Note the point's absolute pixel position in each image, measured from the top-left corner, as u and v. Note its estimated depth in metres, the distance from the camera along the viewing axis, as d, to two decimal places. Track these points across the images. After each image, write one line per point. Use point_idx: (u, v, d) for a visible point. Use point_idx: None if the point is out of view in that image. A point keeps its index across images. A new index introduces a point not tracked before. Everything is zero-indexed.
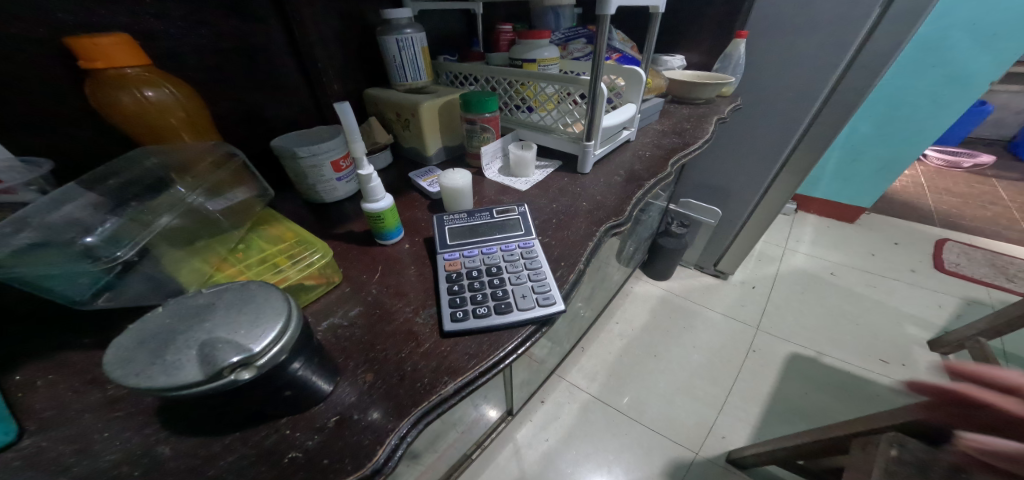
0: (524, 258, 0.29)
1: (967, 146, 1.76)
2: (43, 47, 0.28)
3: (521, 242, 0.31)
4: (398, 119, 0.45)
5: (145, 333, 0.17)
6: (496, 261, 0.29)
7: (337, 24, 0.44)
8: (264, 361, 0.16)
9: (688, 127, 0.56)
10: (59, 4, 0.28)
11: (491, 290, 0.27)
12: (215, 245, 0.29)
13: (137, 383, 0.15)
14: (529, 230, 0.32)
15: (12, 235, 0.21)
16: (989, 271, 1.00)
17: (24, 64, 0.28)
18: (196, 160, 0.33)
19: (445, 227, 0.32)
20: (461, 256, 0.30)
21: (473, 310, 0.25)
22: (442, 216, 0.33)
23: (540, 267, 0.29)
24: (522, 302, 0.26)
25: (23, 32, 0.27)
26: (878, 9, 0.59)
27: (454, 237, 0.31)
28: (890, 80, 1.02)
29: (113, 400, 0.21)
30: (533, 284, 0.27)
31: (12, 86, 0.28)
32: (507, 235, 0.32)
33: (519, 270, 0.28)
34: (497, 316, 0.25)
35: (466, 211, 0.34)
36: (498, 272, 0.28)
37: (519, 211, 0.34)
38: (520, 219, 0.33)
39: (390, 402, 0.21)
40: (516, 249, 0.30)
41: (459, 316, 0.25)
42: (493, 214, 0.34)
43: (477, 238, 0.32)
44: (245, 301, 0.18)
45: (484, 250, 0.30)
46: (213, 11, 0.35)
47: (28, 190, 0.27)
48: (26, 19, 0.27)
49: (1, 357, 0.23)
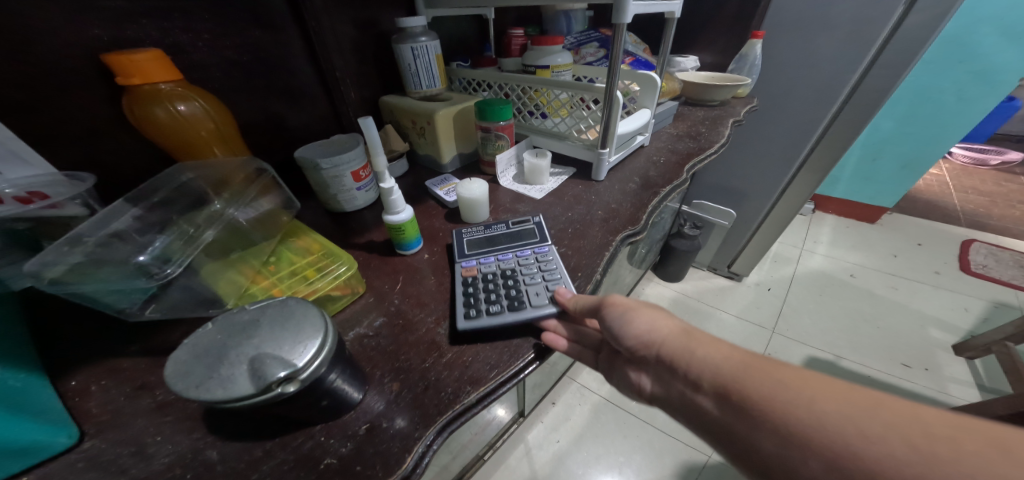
0: (538, 262, 0.30)
1: (994, 143, 1.71)
2: (81, 64, 0.30)
3: (536, 249, 0.32)
4: (414, 127, 0.46)
5: (199, 346, 0.18)
6: (511, 266, 0.30)
7: (353, 32, 0.45)
8: (306, 375, 0.17)
9: (703, 131, 0.55)
10: (95, 21, 0.29)
11: (506, 290, 0.28)
12: (248, 257, 0.30)
13: (197, 395, 0.16)
14: (543, 236, 0.33)
15: (71, 254, 0.23)
16: (1018, 273, 0.97)
17: (65, 81, 0.29)
18: (228, 175, 0.34)
19: (463, 239, 0.33)
20: (478, 263, 0.30)
21: (486, 308, 0.26)
22: (461, 230, 0.34)
23: (554, 268, 0.30)
24: (535, 299, 0.27)
25: (61, 50, 0.29)
26: (901, 8, 0.58)
27: (472, 247, 0.32)
28: (913, 79, 0.99)
29: (162, 405, 0.23)
30: (546, 282, 0.28)
31: (53, 102, 0.29)
32: (523, 242, 0.33)
33: (533, 273, 0.29)
34: (510, 313, 0.26)
35: (484, 223, 0.35)
36: (513, 275, 0.29)
37: (534, 221, 0.35)
38: (535, 227, 0.34)
39: (416, 410, 0.22)
40: (531, 254, 0.31)
41: (472, 314, 0.26)
42: (510, 226, 0.35)
43: (495, 245, 0.33)
44: (285, 318, 0.19)
45: (499, 257, 0.31)
46: (235, 24, 0.36)
47: (73, 204, 0.29)
48: (66, 36, 0.29)
49: (58, 363, 0.25)
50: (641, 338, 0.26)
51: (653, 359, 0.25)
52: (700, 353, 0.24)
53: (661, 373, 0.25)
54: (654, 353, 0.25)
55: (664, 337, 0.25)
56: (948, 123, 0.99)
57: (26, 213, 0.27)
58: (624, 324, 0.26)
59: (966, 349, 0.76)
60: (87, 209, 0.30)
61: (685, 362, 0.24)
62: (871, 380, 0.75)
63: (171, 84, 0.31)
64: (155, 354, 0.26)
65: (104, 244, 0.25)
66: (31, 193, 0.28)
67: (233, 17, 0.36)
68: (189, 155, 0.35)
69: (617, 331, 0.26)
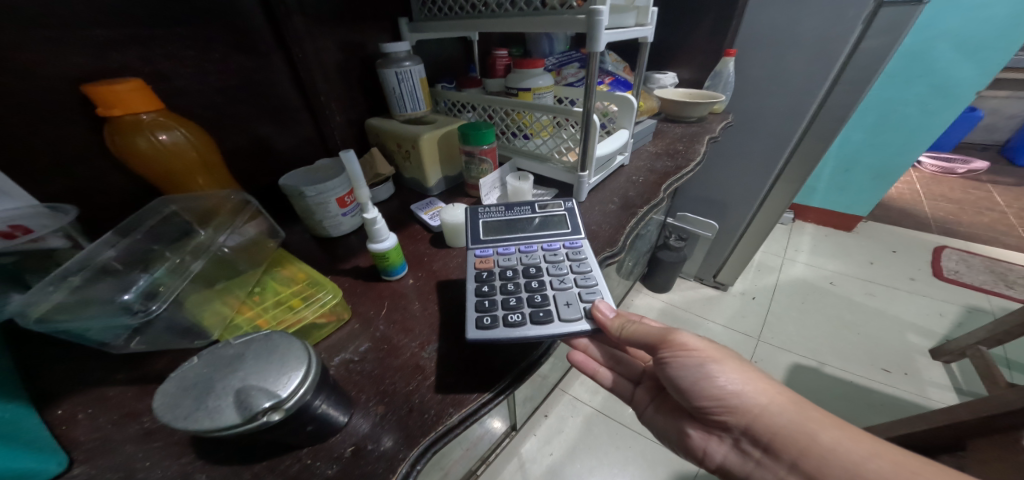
0: (571, 260, 0.33)
1: (961, 152, 1.79)
2: (65, 94, 0.31)
3: (569, 243, 0.35)
4: (399, 151, 0.47)
5: (186, 379, 0.19)
6: (537, 261, 0.33)
7: (338, 56, 0.47)
8: (291, 403, 0.18)
9: (681, 148, 0.58)
10: (77, 49, 0.31)
11: (528, 298, 0.29)
12: (234, 287, 0.31)
13: (185, 426, 0.17)
14: (576, 229, 0.36)
15: (53, 293, 0.24)
16: (988, 278, 1.01)
17: (48, 112, 0.30)
18: (217, 206, 0.35)
19: (479, 220, 0.36)
20: (496, 253, 0.34)
21: (506, 318, 0.28)
22: (477, 209, 0.37)
23: (590, 271, 0.32)
24: (566, 312, 0.29)
25: (45, 80, 0.30)
26: (858, 27, 0.64)
27: (489, 231, 0.36)
28: (878, 92, 1.04)
29: (150, 432, 0.24)
30: (581, 291, 0.30)
31: (36, 131, 0.30)
32: (556, 233, 0.36)
33: (565, 273, 0.32)
34: (533, 327, 0.27)
35: (504, 205, 0.38)
36: (539, 274, 0.32)
37: (565, 208, 0.38)
38: (566, 215, 0.37)
39: (401, 431, 0.23)
40: (562, 248, 0.34)
41: (485, 323, 0.27)
42: (535, 210, 0.38)
43: (516, 231, 0.36)
44: (272, 351, 0.20)
45: (522, 249, 0.34)
46: (218, 49, 0.38)
47: (55, 237, 0.30)
48: (49, 66, 0.30)
49: (44, 394, 0.26)
50: (725, 401, 0.30)
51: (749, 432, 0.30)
52: (828, 440, 0.28)
53: (751, 445, 0.30)
54: (742, 423, 0.30)
55: (761, 407, 0.30)
56: (914, 133, 1.03)
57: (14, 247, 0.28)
58: (717, 383, 0.30)
59: (942, 353, 0.79)
60: (69, 240, 0.31)
61: (803, 447, 0.28)
62: (853, 386, 0.76)
63: (152, 114, 0.32)
64: (141, 382, 0.27)
65: (89, 282, 0.26)
66: (14, 227, 0.28)
67: (217, 44, 0.37)
68: (172, 185, 0.36)
69: (707, 390, 0.31)
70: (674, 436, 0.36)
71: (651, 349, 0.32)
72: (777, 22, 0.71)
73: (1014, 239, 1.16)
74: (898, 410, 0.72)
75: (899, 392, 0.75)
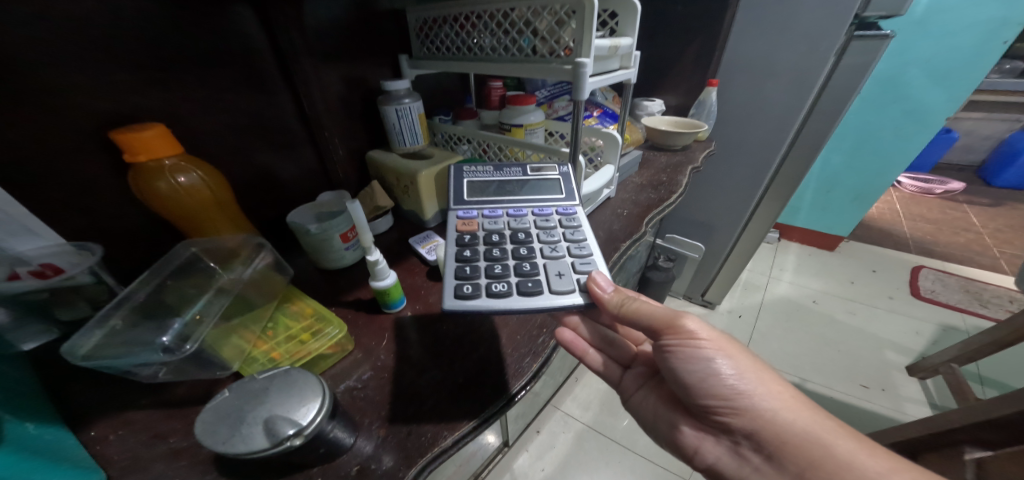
0: (562, 229, 0.39)
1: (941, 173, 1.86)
2: (98, 140, 0.35)
3: (558, 210, 0.42)
4: (398, 185, 0.51)
5: (221, 408, 0.22)
6: (523, 227, 0.40)
7: (344, 96, 0.51)
8: (310, 429, 0.21)
9: (665, 179, 0.62)
10: (109, 100, 0.35)
11: (515, 272, 0.34)
12: (248, 322, 0.34)
13: (223, 449, 0.20)
14: (568, 195, 0.43)
15: (91, 335, 0.28)
16: (963, 297, 1.04)
17: (81, 155, 0.34)
18: (236, 249, 0.38)
19: (462, 179, 0.43)
20: (477, 216, 0.40)
21: (491, 287, 0.32)
22: (461, 167, 0.44)
23: (582, 240, 0.37)
24: (558, 285, 0.33)
25: (81, 129, 0.34)
26: (831, 60, 0.69)
27: (474, 191, 0.43)
28: (856, 116, 1.09)
29: (175, 452, 0.27)
30: (575, 261, 0.35)
31: (72, 174, 0.34)
32: (546, 199, 0.43)
33: (554, 239, 0.38)
34: (517, 298, 0.32)
35: (493, 166, 0.45)
36: (525, 241, 0.38)
37: (559, 173, 0.45)
38: (558, 180, 0.44)
39: (400, 452, 0.26)
40: (554, 214, 0.41)
41: (465, 292, 0.32)
42: (523, 173, 0.45)
43: (498, 193, 0.43)
44: (292, 387, 0.23)
45: (511, 213, 0.41)
46: (235, 94, 0.42)
47: (84, 274, 0.35)
48: (86, 116, 0.34)
49: (80, 416, 0.30)
50: (731, 405, 0.33)
51: (752, 441, 0.33)
52: (853, 446, 0.31)
53: (755, 453, 0.33)
54: (746, 432, 0.33)
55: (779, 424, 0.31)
56: (891, 155, 1.09)
57: (48, 285, 0.34)
58: (727, 385, 0.33)
59: (917, 370, 0.82)
60: (94, 278, 0.36)
61: (816, 459, 0.30)
62: (834, 402, 0.79)
63: (174, 158, 0.36)
64: (164, 406, 0.30)
65: (123, 328, 0.30)
66: (44, 266, 0.34)
67: (232, 88, 0.42)
68: (186, 221, 0.40)
69: (714, 391, 0.33)
70: (665, 437, 0.39)
71: (653, 328, 0.34)
72: (756, 55, 0.77)
73: (989, 259, 1.21)
74: (875, 425, 0.75)
75: (876, 408, 0.78)
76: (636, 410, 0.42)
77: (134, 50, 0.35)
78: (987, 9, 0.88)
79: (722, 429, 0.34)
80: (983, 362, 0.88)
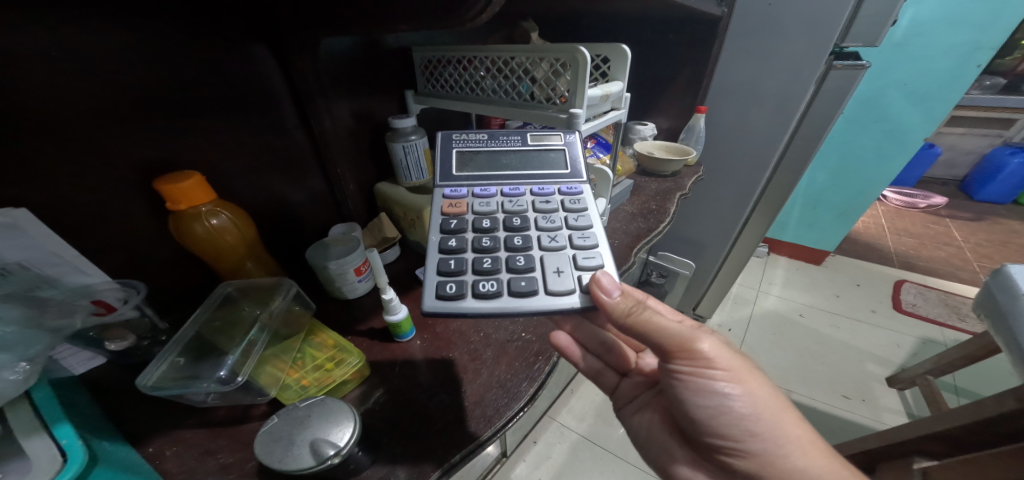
0: (568, 217, 0.44)
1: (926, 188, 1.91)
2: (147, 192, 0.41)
3: (567, 187, 0.47)
4: (406, 218, 0.57)
5: (274, 432, 0.27)
6: (522, 207, 0.45)
7: (356, 140, 0.57)
8: (346, 449, 0.27)
9: (653, 207, 0.67)
10: (158, 157, 0.40)
11: (500, 277, 0.38)
12: (280, 353, 0.39)
13: (280, 467, 0.25)
14: (576, 173, 0.49)
15: (156, 367, 0.34)
16: (943, 311, 1.10)
17: (132, 205, 0.40)
18: (266, 288, 0.44)
19: (450, 147, 0.49)
20: (468, 196, 0.46)
21: (484, 286, 0.37)
22: (450, 135, 0.50)
23: (586, 226, 0.42)
24: (555, 286, 0.36)
25: (136, 183, 0.39)
26: (811, 88, 0.74)
27: (462, 168, 0.48)
28: (839, 136, 1.17)
29: (223, 466, 0.32)
30: (580, 254, 0.39)
31: (126, 221, 0.40)
32: (544, 176, 0.48)
33: (556, 224, 0.43)
34: (507, 296, 0.36)
35: (488, 134, 0.50)
36: (523, 230, 0.42)
37: (567, 141, 0.50)
38: (566, 149, 0.49)
39: (412, 467, 0.31)
40: (558, 193, 0.47)
41: (449, 292, 0.36)
42: (524, 142, 0.50)
43: (485, 167, 0.49)
44: (328, 414, 0.29)
45: (507, 191, 0.47)
46: (264, 144, 0.48)
47: (129, 309, 0.40)
48: (138, 171, 0.39)
49: (138, 433, 0.35)
50: (742, 446, 0.36)
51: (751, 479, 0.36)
52: (800, 463, 0.35)
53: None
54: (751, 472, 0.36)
55: (773, 454, 0.35)
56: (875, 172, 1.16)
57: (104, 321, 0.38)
58: (745, 426, 0.35)
59: (897, 381, 0.88)
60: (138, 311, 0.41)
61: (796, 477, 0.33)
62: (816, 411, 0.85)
63: (208, 205, 0.41)
64: (209, 425, 0.35)
65: (178, 362, 0.36)
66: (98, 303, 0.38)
67: (260, 138, 0.47)
68: (218, 258, 0.45)
69: (724, 431, 0.36)
70: (655, 455, 0.44)
71: (661, 343, 0.35)
72: (742, 81, 0.82)
73: (968, 273, 1.25)
74: (852, 433, 0.81)
75: (857, 418, 0.84)
76: (625, 420, 0.48)
77: (178, 114, 0.40)
78: (960, 35, 0.96)
79: (724, 467, 0.37)
80: (959, 373, 0.93)
